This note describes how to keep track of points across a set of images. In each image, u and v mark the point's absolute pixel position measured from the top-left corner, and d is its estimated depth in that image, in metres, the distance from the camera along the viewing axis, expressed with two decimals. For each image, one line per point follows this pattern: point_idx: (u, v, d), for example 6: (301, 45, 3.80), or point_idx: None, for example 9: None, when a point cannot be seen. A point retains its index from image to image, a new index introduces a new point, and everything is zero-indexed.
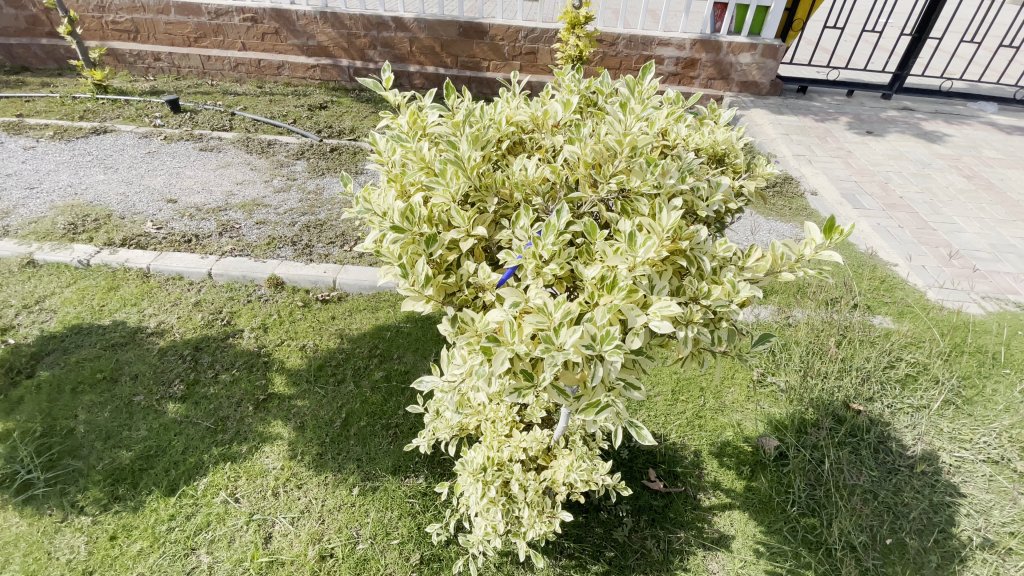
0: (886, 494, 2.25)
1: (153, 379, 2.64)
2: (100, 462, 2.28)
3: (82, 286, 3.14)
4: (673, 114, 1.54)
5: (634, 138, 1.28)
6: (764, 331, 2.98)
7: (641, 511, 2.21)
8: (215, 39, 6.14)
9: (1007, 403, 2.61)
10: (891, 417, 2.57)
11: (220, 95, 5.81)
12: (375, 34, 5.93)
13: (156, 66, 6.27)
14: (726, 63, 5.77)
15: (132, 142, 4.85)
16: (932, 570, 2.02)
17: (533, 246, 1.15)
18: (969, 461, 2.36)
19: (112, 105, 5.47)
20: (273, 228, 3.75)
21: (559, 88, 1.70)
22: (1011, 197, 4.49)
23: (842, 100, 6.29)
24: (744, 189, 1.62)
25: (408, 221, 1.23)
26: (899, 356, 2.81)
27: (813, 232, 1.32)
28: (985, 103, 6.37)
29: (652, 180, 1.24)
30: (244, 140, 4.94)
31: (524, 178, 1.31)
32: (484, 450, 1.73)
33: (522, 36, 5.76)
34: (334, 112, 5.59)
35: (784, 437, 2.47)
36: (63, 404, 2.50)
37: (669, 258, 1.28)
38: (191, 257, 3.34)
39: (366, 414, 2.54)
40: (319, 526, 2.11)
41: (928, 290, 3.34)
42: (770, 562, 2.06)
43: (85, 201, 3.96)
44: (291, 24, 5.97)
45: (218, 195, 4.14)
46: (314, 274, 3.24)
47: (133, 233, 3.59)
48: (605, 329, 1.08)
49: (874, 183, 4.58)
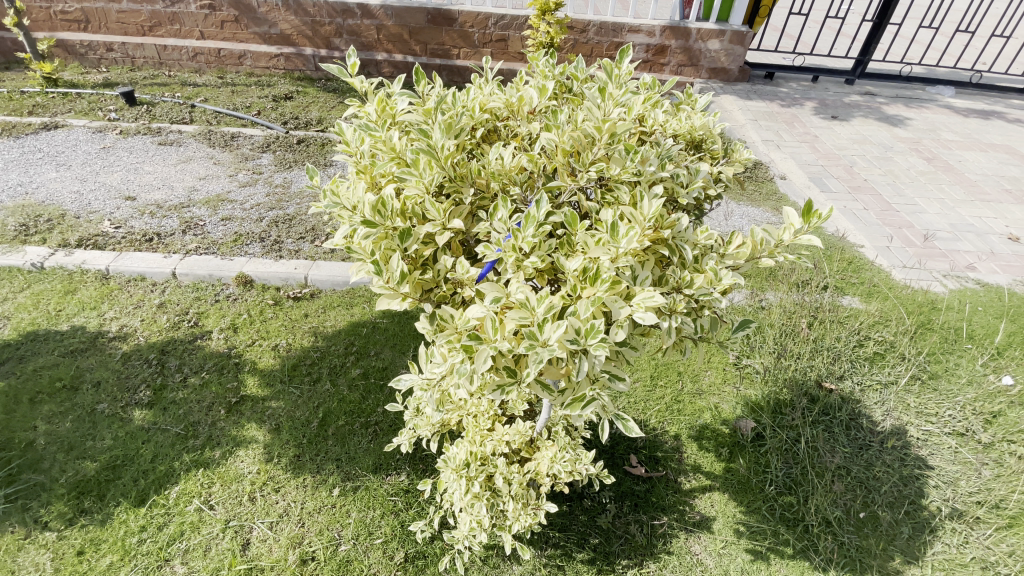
0: (858, 469, 2.32)
1: (117, 386, 2.52)
2: (63, 475, 2.18)
3: (36, 291, 2.98)
4: (651, 100, 1.52)
5: (613, 124, 1.25)
6: (739, 315, 3.02)
7: (624, 497, 2.23)
8: (172, 27, 5.87)
9: (969, 376, 2.73)
10: (861, 394, 2.64)
11: (178, 86, 5.57)
12: (341, 22, 5.75)
13: (108, 57, 5.96)
14: (695, 50, 5.81)
15: (86, 138, 4.61)
16: (905, 542, 2.10)
17: (512, 239, 1.12)
18: (935, 434, 2.46)
19: (63, 98, 5.19)
20: (240, 225, 3.63)
21: (533, 73, 1.66)
22: (968, 178, 4.66)
23: (807, 85, 6.40)
24: (722, 175, 1.62)
25: (380, 214, 1.17)
26: (867, 335, 2.90)
27: (792, 217, 1.32)
28: (944, 87, 6.58)
29: (632, 167, 1.22)
30: (205, 133, 4.75)
31: (501, 167, 1.28)
32: (467, 446, 1.71)
33: (493, 23, 5.66)
34: (300, 103, 5.42)
35: (760, 418, 2.53)
36: (21, 416, 2.37)
37: (651, 248, 1.27)
38: (153, 256, 3.20)
39: (344, 413, 2.49)
40: (300, 529, 2.06)
41: (893, 270, 3.46)
42: (751, 541, 2.11)
43: (36, 200, 3.75)
44: (251, 12, 5.74)
45: (180, 191, 3.97)
46: (284, 271, 3.14)
47: (90, 233, 3.42)
48: (589, 323, 1.06)
49: (840, 166, 4.68)
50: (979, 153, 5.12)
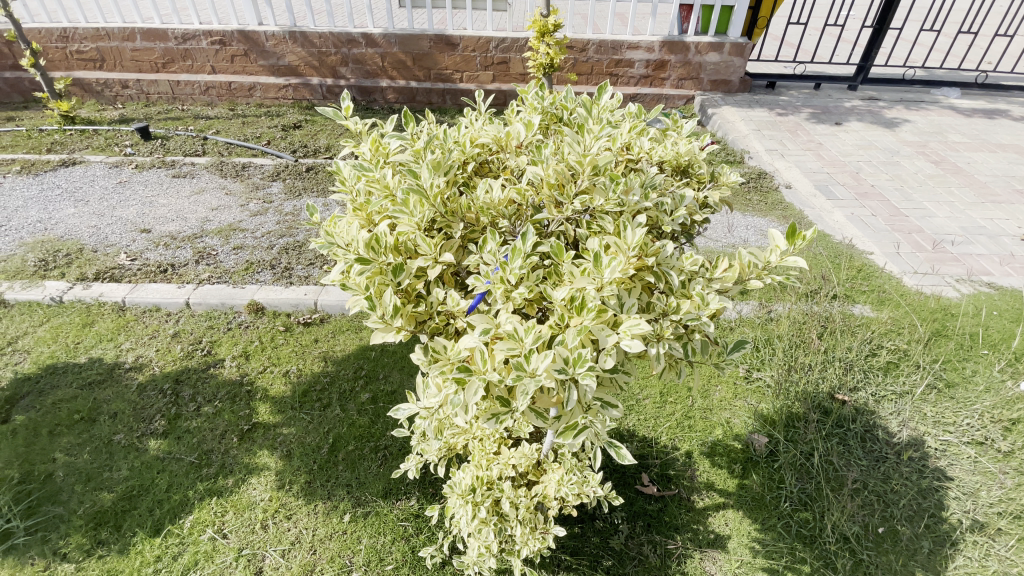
0: (876, 483, 2.28)
1: (133, 417, 2.57)
2: (81, 506, 2.21)
3: (55, 324, 3.06)
4: (636, 128, 1.58)
5: (594, 157, 1.30)
6: (746, 328, 3.01)
7: (637, 517, 2.20)
8: (184, 63, 6.07)
9: (986, 384, 2.67)
10: (876, 405, 2.59)
11: (191, 120, 5.75)
12: (346, 51, 5.91)
13: (124, 94, 6.18)
14: (695, 63, 5.86)
15: (102, 173, 4.76)
16: (926, 556, 2.05)
17: (500, 271, 1.15)
18: (954, 445, 2.40)
19: (80, 136, 5.37)
20: (251, 253, 3.71)
21: (523, 106, 1.71)
22: (978, 180, 4.60)
23: (809, 93, 6.41)
24: (708, 200, 1.63)
25: (374, 250, 1.21)
26: (879, 344, 2.86)
27: (777, 239, 1.35)
28: (948, 89, 6.55)
29: (615, 198, 1.26)
30: (218, 164, 4.88)
31: (490, 201, 1.31)
32: (473, 470, 1.71)
33: (494, 46, 5.78)
34: (308, 131, 5.56)
35: (772, 433, 2.50)
36: (39, 448, 2.42)
37: (637, 274, 1.30)
38: (168, 287, 3.28)
39: (354, 437, 2.51)
40: (311, 557, 2.07)
41: (904, 277, 3.42)
42: (768, 559, 2.06)
43: (56, 236, 3.88)
44: (260, 45, 5.92)
45: (193, 222, 4.07)
46: (295, 297, 3.20)
47: (107, 266, 3.52)
48: (577, 352, 1.07)
49: (845, 173, 4.66)
50: (987, 154, 5.06)
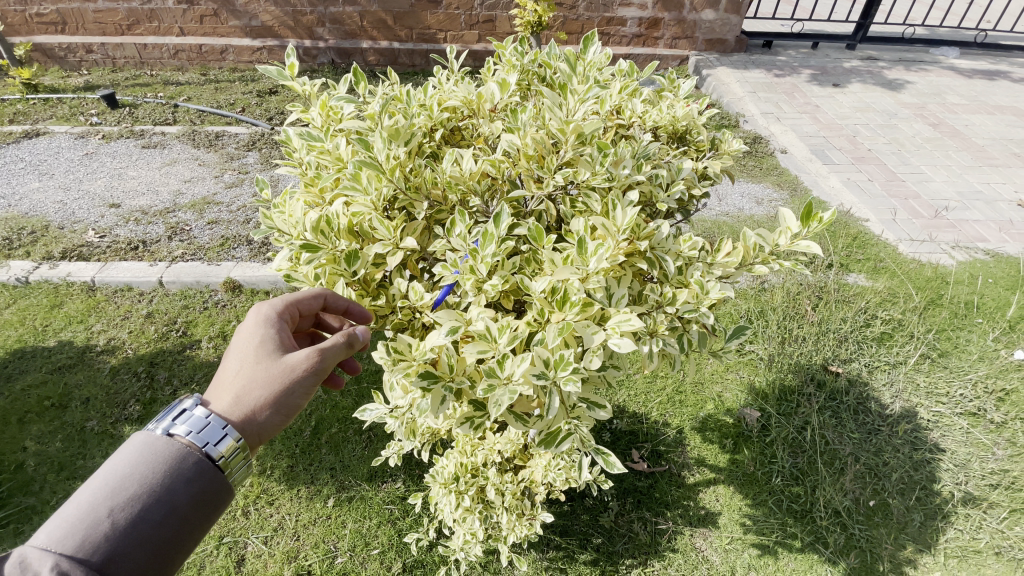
0: (868, 456, 2.24)
1: (107, 402, 2.47)
2: (54, 497, 2.13)
3: (21, 306, 2.91)
4: (627, 89, 1.44)
5: (578, 124, 1.16)
6: (740, 299, 2.94)
7: (627, 494, 2.16)
8: (150, 24, 5.71)
9: (980, 352, 2.63)
10: (869, 376, 2.54)
11: (161, 86, 5.43)
12: (322, 10, 5.57)
13: (89, 59, 5.82)
14: (690, 21, 5.60)
15: (68, 144, 4.50)
16: (917, 529, 2.03)
17: (471, 259, 1.03)
18: (947, 415, 2.37)
19: (43, 104, 5.07)
20: (226, 228, 3.54)
21: (501, 63, 1.56)
22: (975, 143, 4.49)
23: (806, 53, 6.18)
24: (708, 169, 1.51)
25: (323, 236, 1.09)
26: (873, 314, 2.79)
27: (789, 219, 1.24)
28: (948, 48, 6.34)
29: (602, 172, 1.14)
30: (190, 133, 4.63)
31: (458, 175, 1.18)
32: (457, 457, 1.64)
33: (478, 3, 5.47)
34: (285, 97, 5.29)
35: (765, 407, 2.44)
36: (8, 438, 2.32)
37: (628, 261, 1.18)
38: (139, 265, 3.12)
39: (338, 419, 2.42)
40: (294, 543, 2.01)
41: (900, 244, 3.34)
42: (758, 535, 2.04)
43: (19, 212, 3.67)
44: (230, 4, 5.56)
45: (165, 195, 3.87)
46: (273, 274, 3.06)
47: (74, 244, 3.34)
48: (558, 353, 0.97)
49: (842, 136, 4.52)
50: (985, 116, 4.93)
